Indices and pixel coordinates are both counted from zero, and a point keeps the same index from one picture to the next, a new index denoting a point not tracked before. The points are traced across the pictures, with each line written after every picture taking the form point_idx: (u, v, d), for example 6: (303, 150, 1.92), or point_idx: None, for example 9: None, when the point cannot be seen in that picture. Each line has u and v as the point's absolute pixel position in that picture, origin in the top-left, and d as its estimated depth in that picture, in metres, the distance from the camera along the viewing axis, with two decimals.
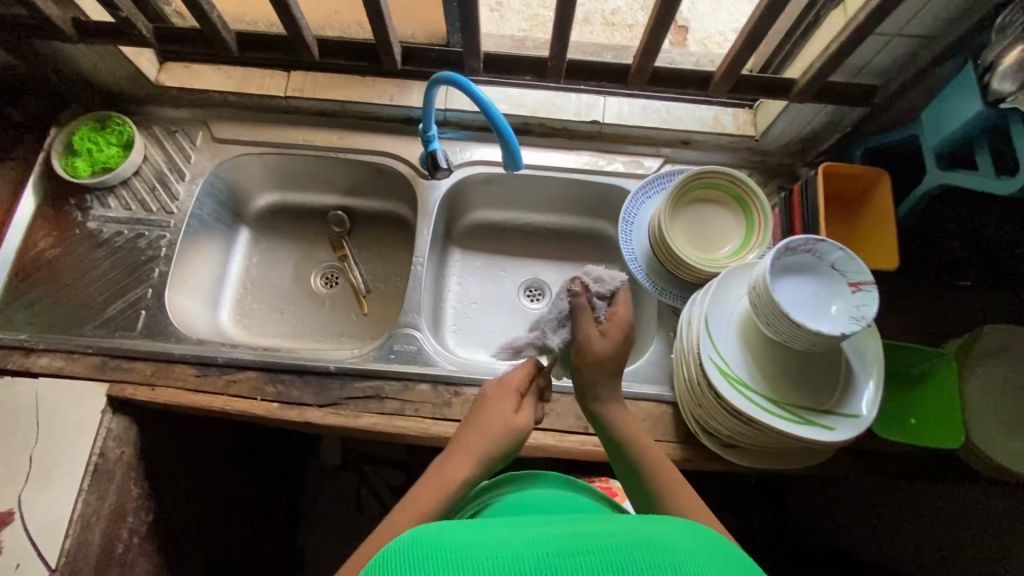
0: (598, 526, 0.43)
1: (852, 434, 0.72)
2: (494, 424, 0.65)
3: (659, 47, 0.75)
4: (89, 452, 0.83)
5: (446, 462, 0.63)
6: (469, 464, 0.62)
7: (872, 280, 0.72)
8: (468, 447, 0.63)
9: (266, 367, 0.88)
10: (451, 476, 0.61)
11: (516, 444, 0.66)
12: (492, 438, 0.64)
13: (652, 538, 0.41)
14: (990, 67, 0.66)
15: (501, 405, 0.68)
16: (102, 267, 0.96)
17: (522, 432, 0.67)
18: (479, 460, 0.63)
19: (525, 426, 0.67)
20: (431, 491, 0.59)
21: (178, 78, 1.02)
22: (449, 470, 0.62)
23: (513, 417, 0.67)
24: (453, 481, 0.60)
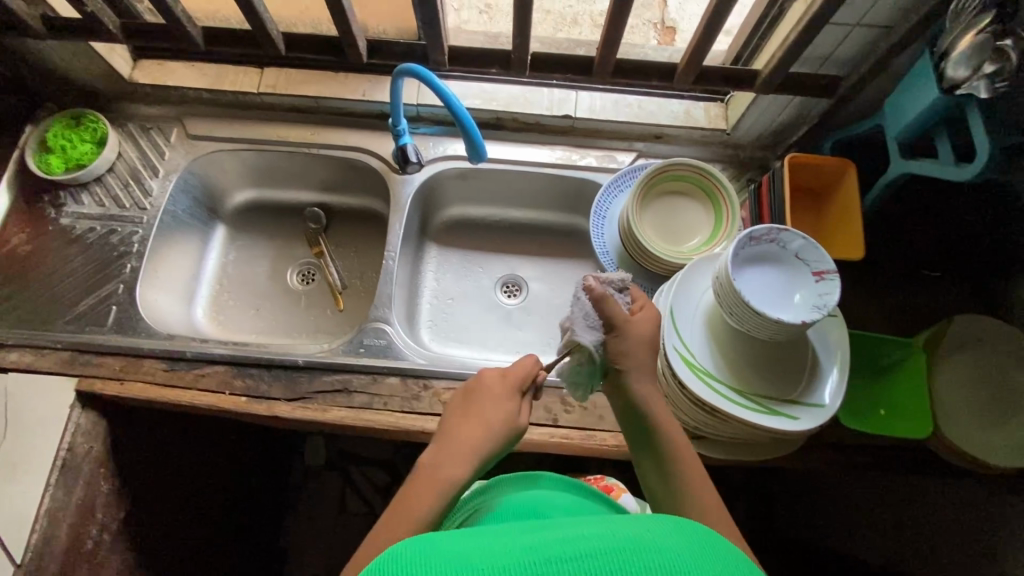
0: (590, 528, 0.41)
1: (816, 423, 0.72)
2: (492, 424, 0.64)
3: (619, 37, 0.76)
4: (57, 447, 0.83)
5: (441, 457, 0.61)
6: (464, 463, 0.60)
7: (835, 269, 0.72)
8: (464, 443, 0.62)
9: (236, 361, 0.88)
10: (448, 476, 0.59)
11: (510, 444, 0.65)
12: (489, 438, 0.63)
13: (639, 538, 0.40)
14: (945, 54, 0.65)
15: (501, 404, 0.66)
16: (74, 263, 0.96)
17: (517, 433, 0.66)
18: (474, 459, 0.61)
19: (520, 427, 0.66)
20: (425, 490, 0.58)
21: (151, 75, 1.03)
22: (444, 467, 0.60)
23: (511, 419, 0.65)
24: (448, 481, 0.59)
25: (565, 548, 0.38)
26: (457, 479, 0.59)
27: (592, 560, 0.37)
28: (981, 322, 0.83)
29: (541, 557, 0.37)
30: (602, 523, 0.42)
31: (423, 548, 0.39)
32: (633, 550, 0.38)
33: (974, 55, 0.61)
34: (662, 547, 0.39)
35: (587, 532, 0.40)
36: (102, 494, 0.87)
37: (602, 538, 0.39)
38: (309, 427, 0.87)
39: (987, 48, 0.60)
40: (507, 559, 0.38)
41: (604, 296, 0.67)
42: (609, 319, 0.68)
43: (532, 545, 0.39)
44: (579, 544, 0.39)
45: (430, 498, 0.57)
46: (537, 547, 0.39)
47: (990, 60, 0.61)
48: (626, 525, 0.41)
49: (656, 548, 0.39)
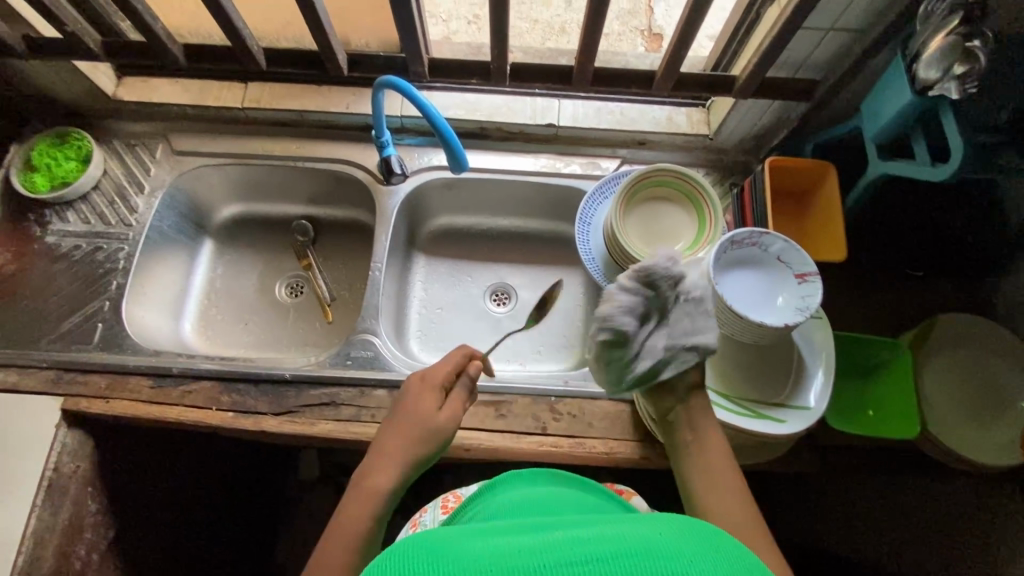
0: (602, 530, 0.41)
1: (802, 425, 0.71)
2: (418, 426, 0.66)
3: (597, 46, 0.76)
4: (43, 466, 0.82)
5: (373, 466, 0.63)
6: (395, 469, 0.63)
7: (817, 271, 0.72)
8: (393, 449, 0.64)
9: (223, 376, 0.88)
10: (380, 482, 0.62)
11: (444, 443, 0.67)
12: (417, 442, 0.65)
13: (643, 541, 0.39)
14: (916, 56, 0.66)
15: (424, 404, 0.68)
16: (60, 281, 0.96)
17: (448, 429, 0.67)
18: (406, 462, 0.64)
19: (450, 422, 0.68)
20: (359, 498, 0.61)
21: (136, 92, 1.03)
22: (376, 475, 0.63)
23: (437, 416, 0.67)
24: (381, 486, 0.62)
25: (579, 549, 0.38)
26: (389, 483, 0.62)
27: (606, 562, 0.37)
28: (966, 322, 0.83)
29: (554, 558, 0.37)
30: (615, 524, 0.42)
31: (433, 545, 0.39)
32: (644, 554, 0.37)
33: (944, 58, 0.62)
34: (674, 550, 0.38)
35: (600, 534, 0.40)
36: (90, 513, 0.87)
37: (615, 539, 0.39)
38: (298, 440, 0.86)
39: (958, 49, 0.61)
40: (520, 558, 0.37)
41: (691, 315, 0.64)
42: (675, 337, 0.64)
43: (546, 543, 0.38)
44: (592, 545, 0.38)
45: (362, 504, 0.60)
46: (549, 546, 0.38)
47: (959, 62, 0.61)
48: (638, 527, 0.41)
49: (667, 550, 0.38)
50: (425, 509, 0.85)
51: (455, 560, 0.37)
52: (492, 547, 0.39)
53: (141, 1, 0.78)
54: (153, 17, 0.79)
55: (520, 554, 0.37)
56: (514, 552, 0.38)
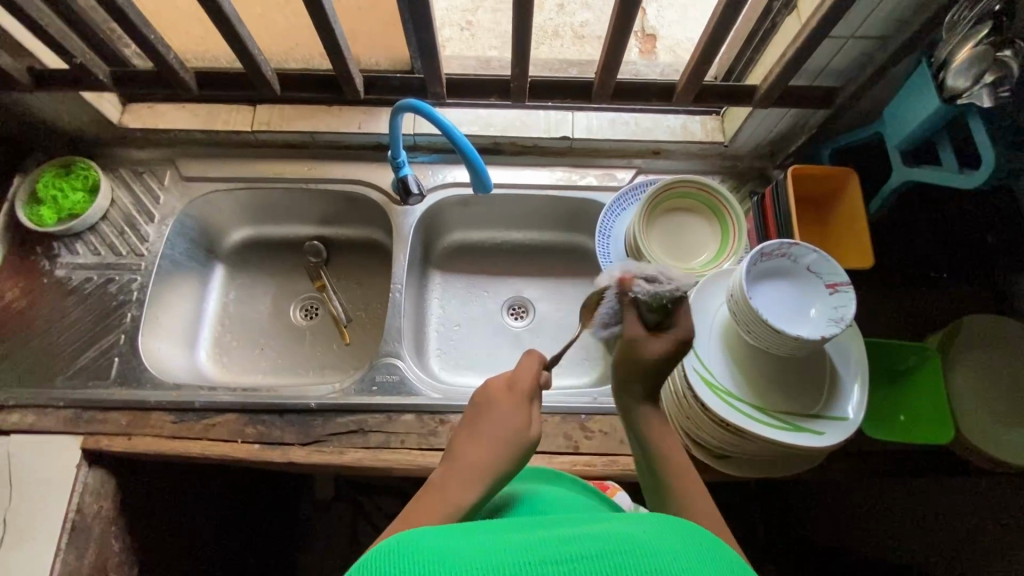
0: (589, 528, 0.40)
1: (841, 438, 0.71)
2: (499, 437, 0.54)
3: (619, 62, 0.76)
4: (66, 509, 0.80)
5: (452, 477, 0.51)
6: (475, 487, 0.51)
7: (848, 280, 0.72)
8: (475, 462, 0.52)
9: (247, 408, 0.86)
10: (457, 498, 0.50)
11: (525, 459, 0.55)
12: (500, 455, 0.53)
13: (636, 537, 0.38)
14: (944, 64, 0.66)
15: (510, 413, 0.56)
16: (72, 315, 0.93)
17: (530, 445, 0.55)
18: (487, 482, 0.52)
19: (532, 438, 0.56)
20: (429, 514, 0.48)
21: (141, 119, 1.01)
22: (455, 488, 0.50)
23: (521, 426, 0.55)
24: (457, 503, 0.49)
25: (565, 547, 0.36)
26: (465, 502, 0.50)
27: (594, 560, 0.35)
28: (993, 323, 0.84)
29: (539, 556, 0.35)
30: (600, 522, 0.41)
31: (416, 536, 0.38)
32: (635, 551, 0.36)
33: (972, 66, 0.62)
34: (662, 548, 0.37)
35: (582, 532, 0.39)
36: (114, 553, 0.85)
37: (603, 536, 0.37)
38: (326, 470, 0.85)
39: (989, 58, 0.61)
40: (505, 554, 0.36)
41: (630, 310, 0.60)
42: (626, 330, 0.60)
43: (531, 540, 0.37)
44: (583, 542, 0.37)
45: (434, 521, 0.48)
46: (536, 543, 0.37)
47: (990, 71, 0.62)
48: (626, 524, 0.40)
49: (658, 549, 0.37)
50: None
51: (436, 551, 0.36)
52: (475, 542, 0.38)
53: (155, 32, 0.77)
54: (164, 45, 0.78)
55: (505, 550, 0.36)
56: (498, 549, 0.37)
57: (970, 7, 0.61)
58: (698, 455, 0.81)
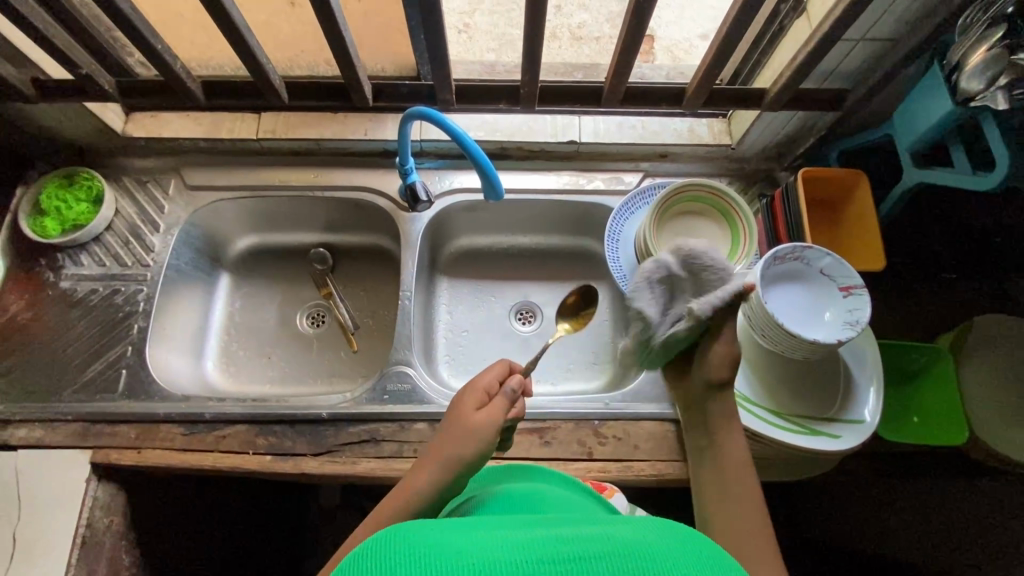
0: (591, 530, 0.39)
1: (858, 441, 0.71)
2: (454, 429, 0.59)
3: (629, 68, 0.76)
4: (76, 525, 0.79)
5: (413, 473, 0.58)
6: (431, 476, 0.56)
7: (863, 283, 0.72)
8: (430, 456, 0.58)
9: (258, 419, 0.86)
10: (412, 488, 0.56)
11: (486, 445, 0.58)
12: (453, 445, 0.57)
13: (638, 544, 0.37)
14: (956, 66, 0.66)
15: (461, 408, 0.61)
16: (79, 328, 0.92)
17: (486, 432, 0.58)
18: (443, 469, 0.56)
19: (491, 424, 0.59)
20: (390, 505, 0.56)
21: (145, 128, 1.00)
22: (411, 481, 0.57)
23: (474, 417, 0.59)
24: (411, 491, 0.56)
25: (565, 548, 0.36)
26: (423, 487, 0.56)
27: (591, 562, 0.35)
28: (1002, 323, 0.84)
29: (539, 554, 0.35)
30: (603, 526, 0.41)
31: (414, 531, 0.38)
32: (635, 557, 0.36)
33: (987, 68, 0.62)
34: (661, 555, 0.36)
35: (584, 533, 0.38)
36: (125, 568, 0.84)
37: (604, 540, 0.37)
38: (338, 480, 0.84)
39: (1003, 60, 0.61)
40: (502, 551, 0.36)
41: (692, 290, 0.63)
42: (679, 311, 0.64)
43: (531, 539, 0.37)
44: (586, 544, 0.36)
45: (390, 510, 0.55)
46: (535, 542, 0.37)
47: (1006, 73, 0.61)
48: (628, 530, 0.39)
49: (658, 555, 0.36)
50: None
51: (432, 547, 0.36)
52: (474, 540, 0.37)
53: (163, 42, 0.76)
54: (172, 55, 0.78)
55: (501, 547, 0.36)
56: (495, 546, 0.36)
57: (983, 10, 0.62)
58: None
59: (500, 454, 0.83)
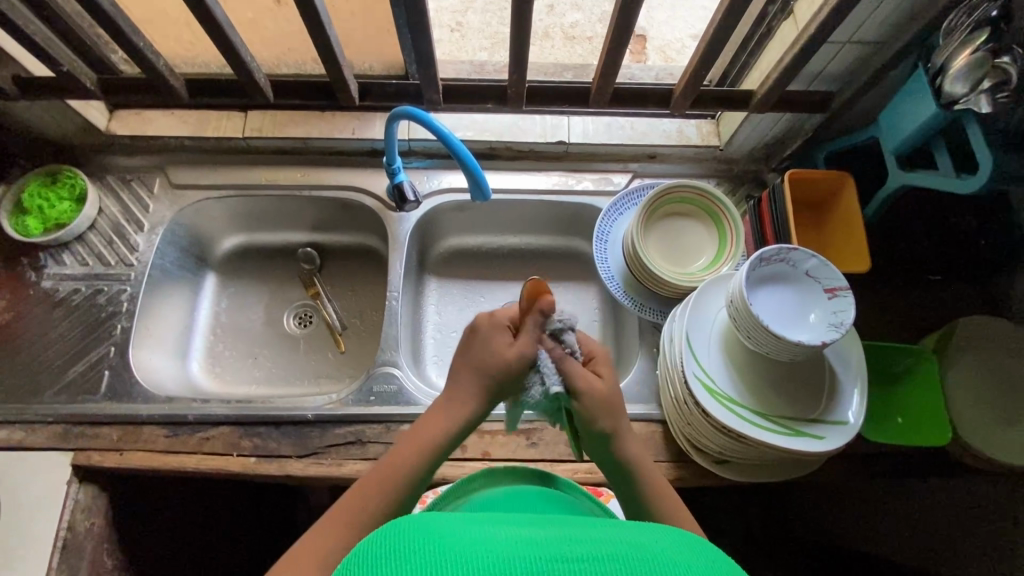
0: (602, 532, 0.39)
1: (841, 442, 0.71)
2: (490, 365, 0.59)
3: (616, 69, 0.76)
4: (56, 527, 0.78)
5: (448, 398, 0.62)
6: (471, 404, 0.61)
7: (847, 286, 0.72)
8: (469, 384, 0.61)
9: (242, 420, 0.85)
10: (455, 417, 0.61)
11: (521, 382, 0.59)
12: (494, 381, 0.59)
13: (650, 551, 0.37)
14: (940, 70, 0.66)
15: (494, 344, 0.60)
16: (60, 328, 0.91)
17: (523, 370, 0.58)
18: (488, 399, 0.61)
19: (526, 358, 0.58)
20: (431, 428, 0.60)
21: (129, 126, 1.00)
22: (451, 406, 0.61)
23: (510, 353, 0.58)
24: (453, 421, 0.61)
25: (578, 549, 0.36)
26: (470, 415, 0.61)
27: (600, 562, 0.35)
28: (989, 324, 0.84)
29: (551, 555, 0.35)
30: (614, 527, 0.41)
31: (429, 522, 0.38)
32: (647, 559, 0.36)
33: (971, 72, 0.63)
34: (673, 559, 0.36)
35: (594, 536, 0.38)
36: (108, 570, 0.83)
37: (615, 544, 0.37)
38: (324, 482, 0.84)
39: (986, 64, 0.62)
40: (514, 548, 0.36)
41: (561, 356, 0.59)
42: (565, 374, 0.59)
43: (546, 538, 0.37)
44: (597, 547, 0.36)
45: (429, 439, 0.60)
46: (548, 542, 0.37)
47: (989, 76, 0.62)
48: (644, 536, 0.39)
49: (670, 560, 0.36)
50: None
51: (447, 537, 0.36)
52: (490, 533, 0.38)
53: (144, 39, 0.75)
54: (154, 53, 0.77)
55: (513, 543, 0.36)
56: (513, 540, 0.37)
57: (967, 14, 0.62)
58: (698, 460, 0.81)
59: (486, 456, 0.83)
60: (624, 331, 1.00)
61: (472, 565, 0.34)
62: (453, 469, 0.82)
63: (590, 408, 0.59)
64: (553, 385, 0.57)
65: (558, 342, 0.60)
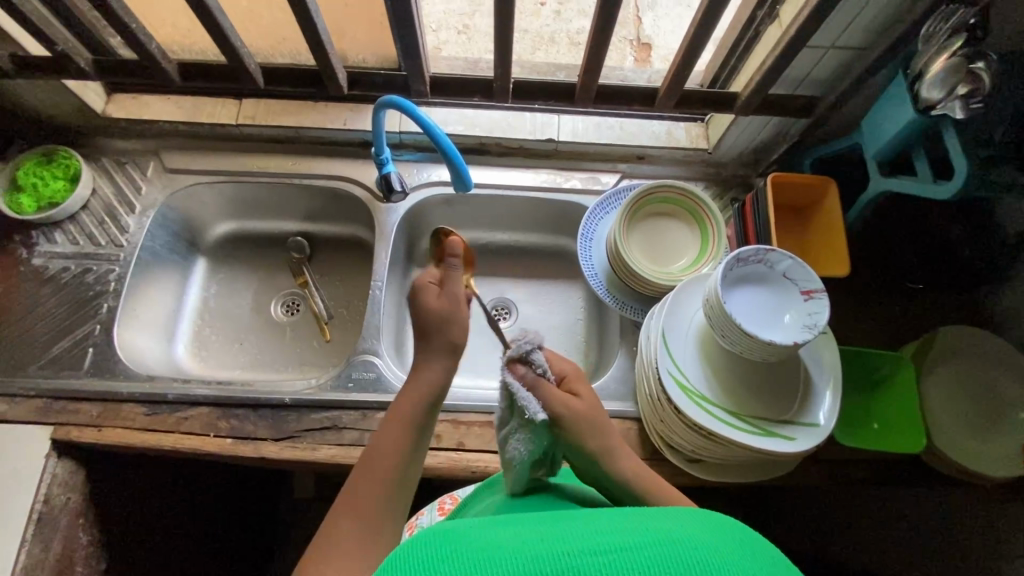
0: (625, 519, 0.40)
1: (812, 443, 0.71)
2: (427, 326, 0.60)
3: (600, 67, 0.78)
4: (33, 500, 0.79)
5: (416, 363, 0.60)
6: (438, 368, 0.59)
7: (823, 288, 0.72)
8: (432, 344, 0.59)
9: (220, 402, 0.86)
10: (429, 384, 0.58)
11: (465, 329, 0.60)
12: (438, 335, 0.59)
13: (678, 533, 0.37)
14: (918, 76, 0.67)
15: (424, 298, 0.61)
16: (48, 305, 0.92)
17: (454, 310, 0.59)
18: (449, 357, 0.59)
19: (454, 300, 0.60)
20: (411, 400, 0.57)
21: (126, 109, 1.01)
22: (423, 371, 0.59)
23: (436, 303, 0.60)
24: (430, 388, 0.58)
25: (604, 540, 0.36)
26: (442, 377, 0.59)
27: (631, 553, 0.35)
28: (965, 335, 0.84)
29: (580, 549, 0.36)
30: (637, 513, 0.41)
31: (455, 536, 0.38)
32: (675, 542, 0.36)
33: (948, 77, 0.64)
34: (703, 539, 0.37)
35: (620, 525, 0.38)
36: (81, 546, 0.84)
37: (640, 530, 0.38)
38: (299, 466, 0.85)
39: (962, 69, 0.62)
40: (543, 547, 0.36)
41: (538, 382, 0.58)
42: (547, 402, 0.58)
43: (573, 533, 0.38)
44: (623, 537, 0.37)
45: (408, 412, 0.57)
46: (575, 538, 0.37)
47: (962, 83, 0.63)
48: (672, 518, 0.39)
49: (698, 543, 0.36)
50: (422, 512, 0.85)
51: (477, 547, 0.37)
52: (517, 535, 0.38)
53: (137, 22, 0.77)
54: (148, 36, 0.79)
55: (542, 543, 0.36)
56: (538, 538, 0.37)
57: (944, 21, 0.63)
58: (670, 458, 0.82)
59: (461, 447, 0.84)
60: (607, 330, 1.01)
61: (503, 568, 0.34)
62: (427, 459, 0.82)
63: (570, 428, 0.59)
64: (537, 413, 0.55)
65: (528, 364, 0.58)
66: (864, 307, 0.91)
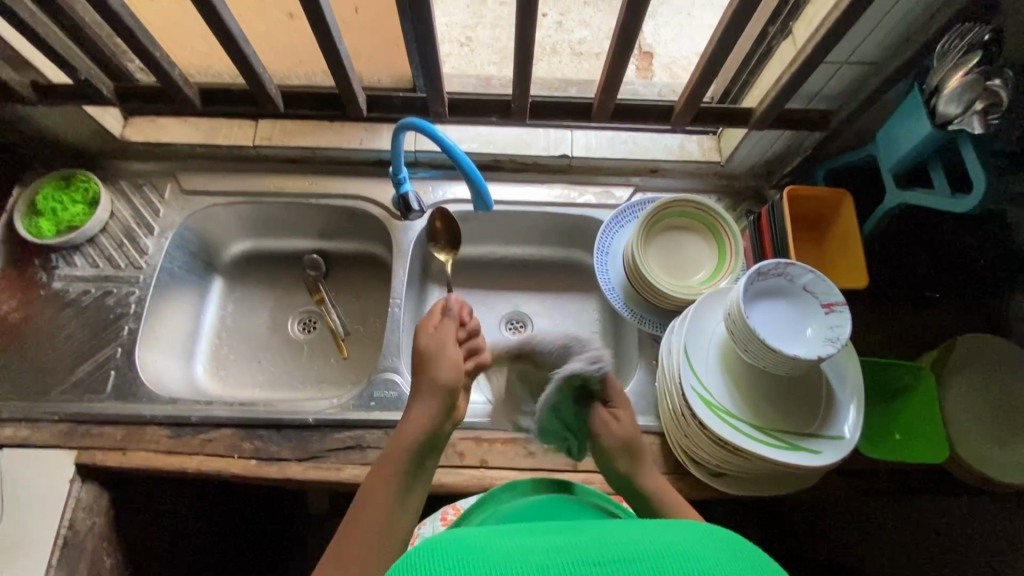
0: (632, 532, 0.40)
1: (837, 457, 0.72)
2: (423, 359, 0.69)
3: (616, 86, 0.79)
4: (58, 524, 0.79)
5: (414, 402, 0.67)
6: (432, 405, 0.66)
7: (844, 300, 0.73)
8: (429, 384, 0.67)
9: (243, 423, 0.86)
10: (422, 419, 0.65)
11: (458, 366, 0.69)
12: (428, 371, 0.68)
13: (682, 545, 0.37)
14: (934, 90, 0.68)
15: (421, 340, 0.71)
16: (69, 329, 0.93)
17: (447, 346, 0.69)
18: (441, 394, 0.66)
19: (445, 338, 0.70)
20: (408, 434, 0.64)
21: (143, 132, 1.02)
22: (419, 408, 0.66)
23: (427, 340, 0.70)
24: (421, 421, 0.65)
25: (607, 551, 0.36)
26: (435, 412, 0.66)
27: (634, 564, 0.35)
28: (985, 345, 0.85)
29: (583, 558, 0.36)
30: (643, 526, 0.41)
31: (457, 541, 0.38)
32: (679, 554, 0.36)
33: (965, 92, 0.65)
34: (707, 551, 0.37)
35: (624, 537, 0.39)
36: (106, 569, 0.84)
37: (645, 543, 0.38)
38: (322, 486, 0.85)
39: (978, 86, 0.64)
40: (546, 556, 0.36)
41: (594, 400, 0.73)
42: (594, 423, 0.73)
43: (578, 544, 0.38)
44: (627, 549, 0.37)
45: (405, 447, 0.64)
46: (579, 548, 0.37)
47: (981, 98, 0.64)
48: (677, 532, 0.39)
49: (703, 555, 0.36)
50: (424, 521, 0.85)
51: (480, 553, 0.37)
52: (521, 545, 0.38)
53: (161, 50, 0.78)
54: (171, 63, 0.80)
55: (545, 552, 0.37)
56: (542, 550, 0.37)
57: (959, 37, 0.64)
58: (694, 472, 0.82)
59: (483, 464, 0.84)
60: (624, 343, 1.01)
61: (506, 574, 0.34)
62: (451, 477, 0.83)
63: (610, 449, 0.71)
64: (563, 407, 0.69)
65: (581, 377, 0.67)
66: (881, 317, 0.92)
